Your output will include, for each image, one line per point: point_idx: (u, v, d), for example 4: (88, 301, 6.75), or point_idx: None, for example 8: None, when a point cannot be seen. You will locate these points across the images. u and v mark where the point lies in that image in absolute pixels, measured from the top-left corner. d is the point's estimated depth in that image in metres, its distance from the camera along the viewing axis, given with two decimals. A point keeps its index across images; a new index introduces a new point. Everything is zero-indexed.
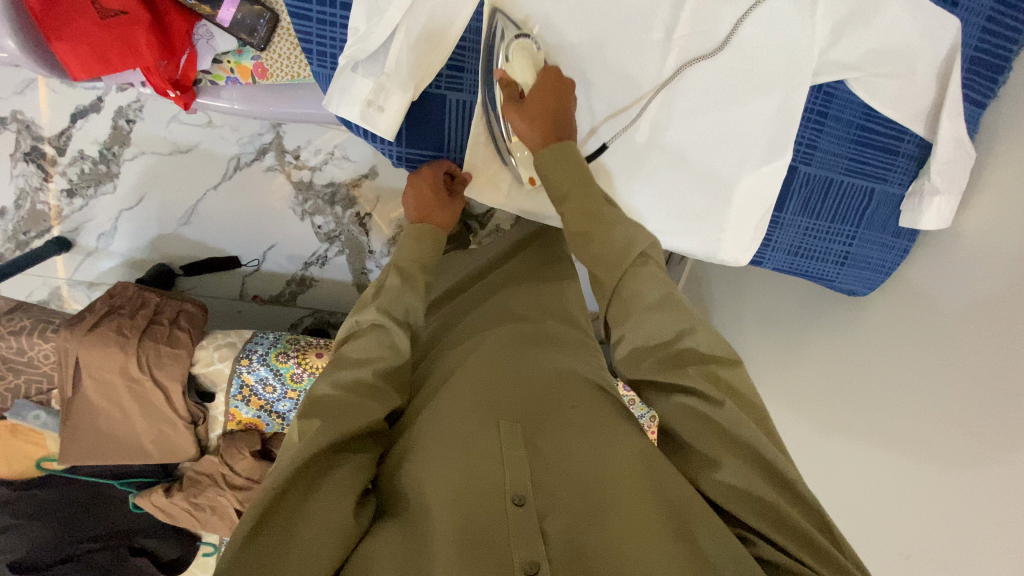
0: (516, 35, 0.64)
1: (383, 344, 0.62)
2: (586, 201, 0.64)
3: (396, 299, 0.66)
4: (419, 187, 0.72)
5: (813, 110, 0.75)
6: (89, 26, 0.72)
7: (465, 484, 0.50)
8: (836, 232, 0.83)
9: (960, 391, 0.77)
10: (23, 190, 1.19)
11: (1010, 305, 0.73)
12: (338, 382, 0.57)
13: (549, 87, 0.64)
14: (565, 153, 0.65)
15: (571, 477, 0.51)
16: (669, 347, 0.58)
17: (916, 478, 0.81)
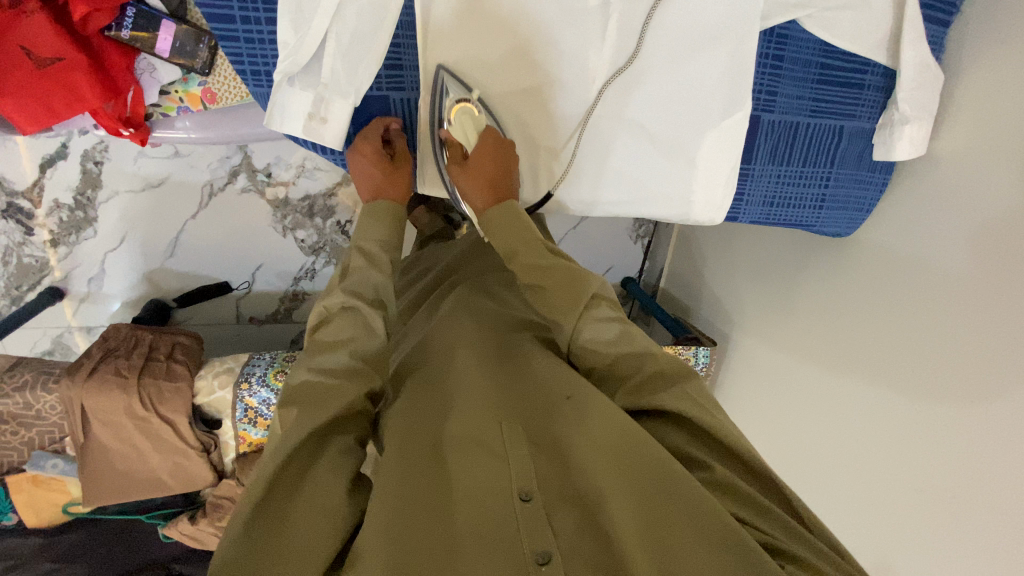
0: (460, 98, 0.67)
1: (358, 326, 0.60)
2: (532, 257, 0.67)
3: (364, 282, 0.65)
4: (361, 161, 0.67)
5: (767, 56, 0.73)
6: (27, 77, 0.70)
7: (471, 484, 0.51)
8: (810, 175, 0.82)
9: (955, 324, 0.78)
10: (8, 247, 1.19)
11: (1004, 233, 0.72)
12: (315, 367, 0.56)
13: (488, 154, 0.69)
14: (511, 213, 0.69)
15: (578, 475, 0.52)
16: (633, 378, 0.60)
17: (925, 414, 0.82)
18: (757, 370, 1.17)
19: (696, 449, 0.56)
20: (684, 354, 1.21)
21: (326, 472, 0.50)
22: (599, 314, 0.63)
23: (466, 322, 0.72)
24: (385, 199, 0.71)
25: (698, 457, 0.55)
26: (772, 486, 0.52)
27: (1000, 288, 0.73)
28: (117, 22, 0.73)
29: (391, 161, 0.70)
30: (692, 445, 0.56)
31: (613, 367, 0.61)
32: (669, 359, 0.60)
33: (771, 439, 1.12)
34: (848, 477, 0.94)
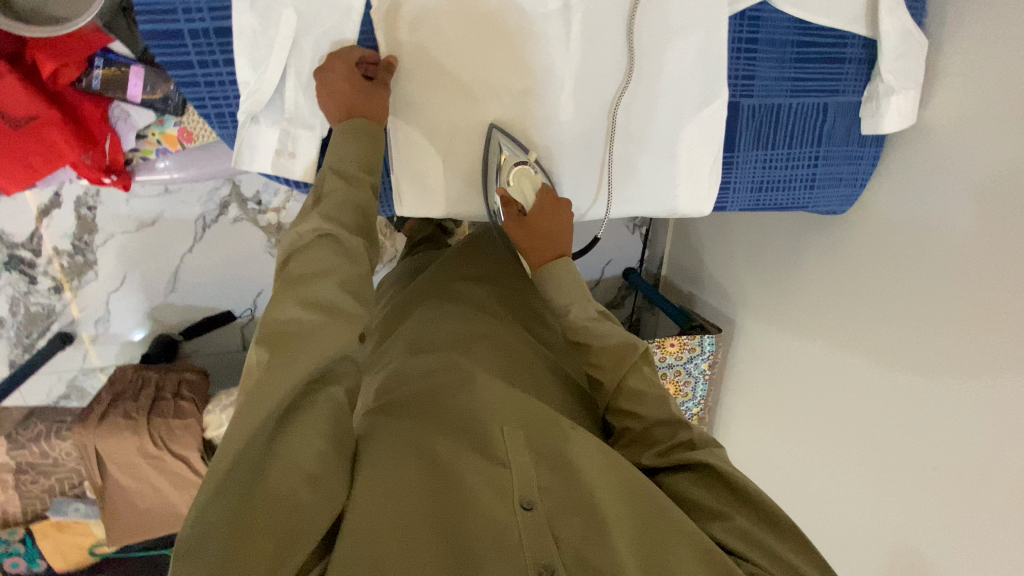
0: (517, 161, 0.68)
1: (339, 255, 0.52)
2: (582, 322, 0.65)
3: (342, 203, 0.55)
4: (332, 75, 0.58)
5: (741, 40, 0.71)
6: (4, 139, 0.71)
7: (468, 486, 0.46)
8: (797, 156, 0.79)
9: (963, 296, 0.76)
10: (15, 298, 1.21)
11: (1003, 204, 0.71)
12: (304, 301, 0.49)
13: (548, 211, 0.68)
14: (568, 273, 0.67)
15: (582, 483, 0.48)
16: (664, 441, 0.58)
17: (937, 391, 0.80)
18: (765, 355, 1.16)
19: (714, 499, 0.53)
20: (689, 344, 1.20)
21: (311, 432, 0.44)
22: (637, 375, 0.60)
23: (466, 322, 0.68)
24: (360, 119, 0.58)
25: (722, 511, 0.52)
26: (790, 534, 0.50)
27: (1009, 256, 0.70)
28: (86, 72, 0.73)
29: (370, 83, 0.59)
30: (716, 500, 0.53)
31: (648, 430, 0.59)
32: (701, 429, 0.58)
33: (784, 424, 1.11)
34: (864, 457, 0.93)
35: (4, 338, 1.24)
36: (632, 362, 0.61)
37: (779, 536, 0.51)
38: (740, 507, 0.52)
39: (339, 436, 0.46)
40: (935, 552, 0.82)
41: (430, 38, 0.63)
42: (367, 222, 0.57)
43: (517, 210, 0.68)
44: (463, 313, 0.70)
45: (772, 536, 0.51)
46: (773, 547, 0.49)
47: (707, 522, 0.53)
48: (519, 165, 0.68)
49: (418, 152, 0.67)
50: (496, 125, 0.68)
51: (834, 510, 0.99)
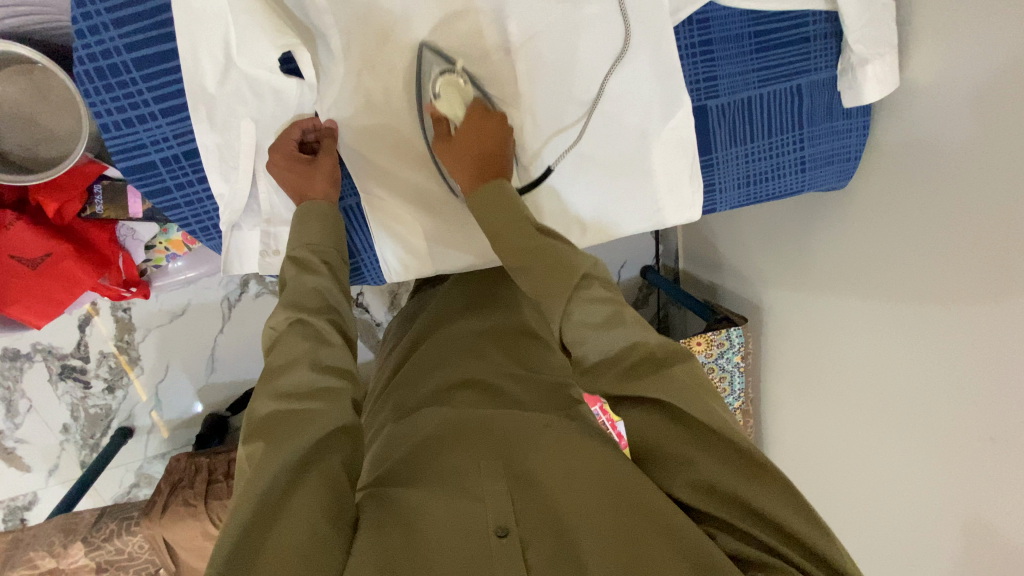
0: (442, 71, 0.62)
1: (309, 339, 0.54)
2: (518, 240, 0.58)
3: (301, 289, 0.57)
4: (275, 165, 0.61)
5: (692, 45, 0.69)
6: (28, 280, 0.77)
7: (444, 521, 0.48)
8: (781, 144, 0.76)
9: (985, 256, 0.71)
10: (74, 404, 1.30)
11: (1006, 155, 0.66)
12: (280, 393, 0.51)
13: (478, 121, 0.61)
14: (497, 194, 0.59)
15: (552, 506, 0.50)
16: (621, 361, 0.52)
17: (974, 357, 0.75)
18: (797, 338, 1.11)
19: (677, 442, 0.51)
20: (717, 339, 1.17)
21: (303, 509, 0.45)
22: (584, 294, 0.55)
23: (451, 363, 0.69)
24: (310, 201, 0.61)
25: (687, 457, 0.50)
26: (757, 470, 0.48)
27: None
28: (88, 202, 0.79)
29: (313, 160, 0.62)
30: (687, 445, 0.51)
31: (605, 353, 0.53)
32: (660, 342, 0.53)
33: (827, 407, 1.06)
34: (914, 435, 0.87)
35: (71, 442, 1.33)
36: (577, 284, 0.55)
37: (746, 471, 0.49)
38: (709, 450, 0.50)
39: (336, 507, 0.47)
40: (1006, 529, 0.75)
41: (385, 113, 0.64)
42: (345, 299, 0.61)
43: (446, 130, 0.62)
44: (444, 352, 0.72)
45: (741, 477, 0.49)
46: (734, 493, 0.48)
47: (673, 469, 0.51)
48: (445, 75, 0.61)
49: (394, 221, 0.69)
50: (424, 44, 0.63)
51: (893, 491, 0.93)
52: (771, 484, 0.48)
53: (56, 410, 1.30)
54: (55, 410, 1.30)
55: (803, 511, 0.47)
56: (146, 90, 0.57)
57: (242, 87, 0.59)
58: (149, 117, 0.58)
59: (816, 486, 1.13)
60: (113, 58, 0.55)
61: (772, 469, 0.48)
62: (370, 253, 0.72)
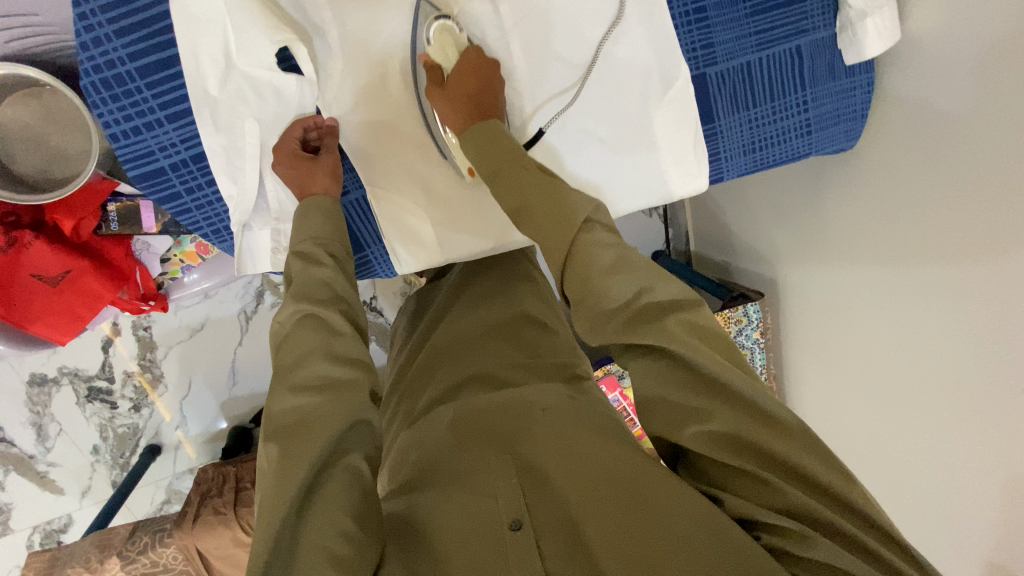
0: (436, 18, 0.62)
1: (321, 330, 0.54)
2: (513, 176, 0.57)
3: (309, 280, 0.57)
4: (280, 164, 0.62)
5: (687, 12, 0.68)
6: (50, 298, 0.78)
7: (459, 521, 0.48)
8: (785, 106, 0.75)
9: (1001, 202, 0.69)
10: (102, 424, 1.33)
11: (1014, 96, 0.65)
12: (296, 390, 0.51)
13: (471, 70, 0.61)
14: (489, 133, 0.60)
15: (564, 496, 0.50)
16: (626, 311, 0.50)
17: (998, 309, 0.73)
18: (816, 308, 1.09)
19: (688, 397, 0.48)
20: (734, 316, 1.15)
21: (328, 510, 0.45)
22: (590, 238, 0.54)
23: (458, 360, 0.70)
24: (312, 197, 0.61)
25: (698, 410, 0.48)
26: (772, 420, 0.47)
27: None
28: (104, 219, 0.81)
29: (316, 158, 0.62)
30: (694, 397, 0.48)
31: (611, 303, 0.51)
32: (665, 290, 0.51)
33: (852, 376, 1.04)
34: (943, 395, 0.85)
35: (102, 462, 1.35)
36: (579, 227, 0.54)
37: (761, 421, 0.47)
38: (717, 400, 0.48)
39: (365, 512, 0.47)
40: None
41: (385, 104, 0.65)
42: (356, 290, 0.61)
43: (439, 78, 0.62)
44: (453, 351, 0.72)
45: (757, 427, 0.46)
46: (752, 443, 0.46)
47: (684, 424, 0.48)
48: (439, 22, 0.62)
49: (402, 211, 0.69)
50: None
51: (927, 456, 0.91)
52: (784, 430, 0.46)
53: (85, 431, 1.32)
54: (84, 432, 1.32)
55: (820, 454, 0.45)
56: (151, 98, 0.58)
57: (244, 87, 0.59)
58: (156, 124, 0.59)
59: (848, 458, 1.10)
60: (118, 68, 0.56)
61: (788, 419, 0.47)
62: (380, 246, 0.72)
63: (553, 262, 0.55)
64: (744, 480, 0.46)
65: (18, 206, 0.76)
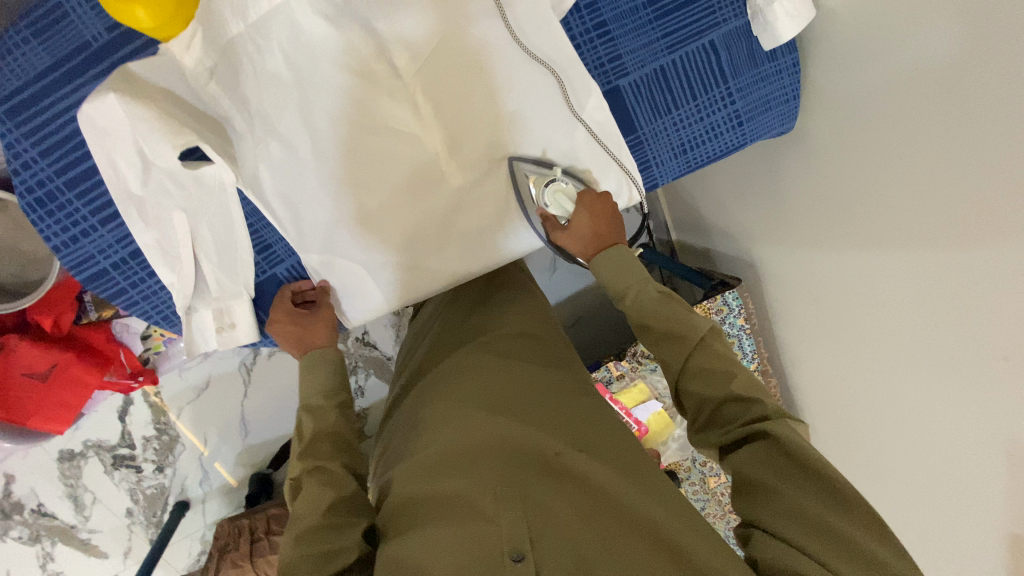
0: (548, 179, 0.69)
1: (328, 484, 0.55)
2: (639, 302, 0.65)
3: (315, 441, 0.59)
4: (279, 324, 0.67)
5: (588, 31, 0.67)
6: (41, 392, 0.82)
7: (466, 550, 0.47)
8: (709, 103, 0.74)
9: (959, 160, 0.67)
10: (132, 488, 1.39)
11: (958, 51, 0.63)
12: (302, 532, 0.52)
13: (599, 211, 0.69)
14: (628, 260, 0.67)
15: (569, 535, 0.49)
16: (737, 417, 0.57)
17: (969, 273, 0.70)
18: (793, 287, 1.07)
19: (767, 476, 0.52)
20: (715, 307, 1.15)
21: None
22: (708, 348, 0.61)
23: (452, 378, 0.68)
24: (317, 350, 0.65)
25: (774, 485, 0.51)
26: (848, 504, 0.49)
27: (987, 94, 0.61)
28: (82, 309, 0.86)
29: (313, 311, 0.68)
30: (779, 481, 0.51)
31: (718, 409, 0.59)
32: (773, 404, 0.57)
33: (835, 352, 1.02)
34: (924, 368, 0.82)
35: (138, 523, 1.42)
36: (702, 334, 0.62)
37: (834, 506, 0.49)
38: (803, 487, 0.50)
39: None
40: None
41: None
42: (309, 377, 0.63)
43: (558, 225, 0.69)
44: (451, 367, 0.70)
45: (828, 509, 0.49)
46: (821, 519, 0.48)
47: (763, 506, 0.52)
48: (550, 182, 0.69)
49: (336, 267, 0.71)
50: (514, 155, 0.70)
51: (918, 429, 0.88)
52: (860, 517, 0.48)
53: (118, 496, 1.39)
54: (117, 497, 1.39)
55: (885, 538, 0.47)
56: (82, 207, 0.61)
57: (165, 182, 0.61)
58: (91, 230, 0.62)
59: (844, 435, 1.08)
60: (48, 186, 0.60)
61: (863, 503, 0.48)
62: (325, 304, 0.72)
63: (670, 371, 0.63)
64: (789, 547, 0.48)
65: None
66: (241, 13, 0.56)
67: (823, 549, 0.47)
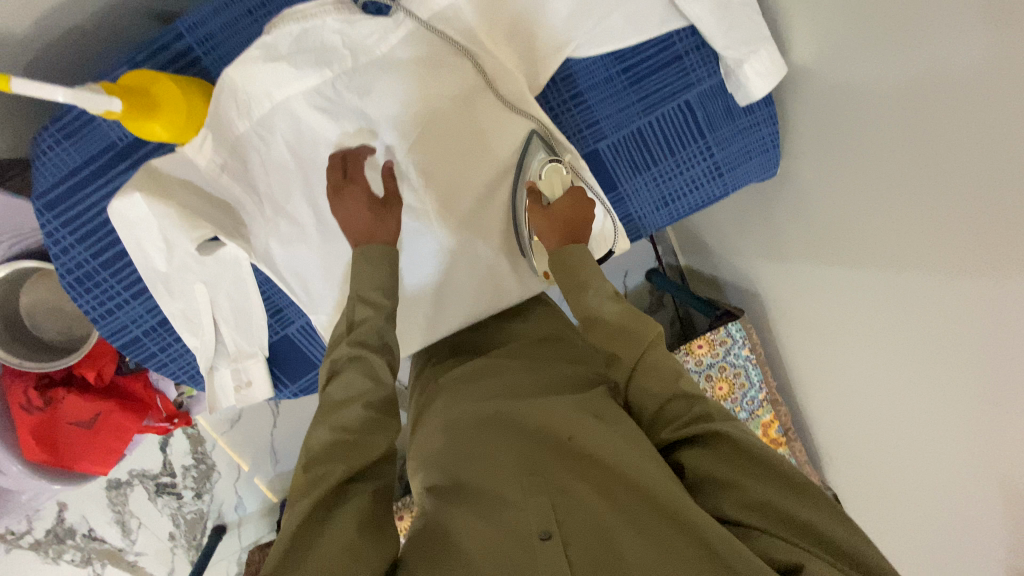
0: (549, 158, 0.68)
1: (369, 378, 0.53)
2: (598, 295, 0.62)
3: (366, 330, 0.56)
4: (343, 192, 0.62)
5: (564, 101, 0.73)
6: (87, 438, 0.90)
7: (482, 534, 0.46)
8: (689, 157, 0.77)
9: (932, 209, 0.68)
10: (173, 513, 1.49)
11: (922, 107, 0.65)
12: (336, 424, 0.49)
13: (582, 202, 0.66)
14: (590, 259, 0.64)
15: (590, 516, 0.48)
16: (683, 416, 0.55)
17: (948, 318, 0.71)
18: (792, 319, 1.09)
19: (730, 472, 0.50)
20: (718, 338, 1.17)
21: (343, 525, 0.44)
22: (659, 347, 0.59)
23: (460, 375, 0.68)
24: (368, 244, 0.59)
25: (736, 483, 0.49)
26: (808, 497, 0.48)
27: (956, 152, 0.63)
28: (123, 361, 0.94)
29: (386, 210, 0.62)
30: (737, 477, 0.50)
31: (663, 410, 0.56)
32: (714, 403, 0.56)
33: (836, 384, 1.02)
34: (917, 405, 0.83)
35: (180, 546, 1.52)
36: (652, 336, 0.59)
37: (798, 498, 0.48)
38: (757, 480, 0.49)
39: (376, 528, 0.46)
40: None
41: None
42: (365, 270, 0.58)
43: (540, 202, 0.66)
44: (459, 369, 0.70)
45: (789, 499, 0.48)
46: (781, 511, 0.47)
47: (722, 500, 0.50)
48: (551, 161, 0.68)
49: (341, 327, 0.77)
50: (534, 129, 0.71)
51: (918, 464, 0.88)
52: (821, 506, 0.47)
53: (161, 521, 1.49)
54: (160, 521, 1.49)
55: (851, 527, 0.46)
56: (117, 284, 0.69)
57: (188, 261, 0.68)
58: (125, 303, 0.70)
59: (851, 465, 1.08)
60: (87, 267, 0.68)
61: (822, 496, 0.48)
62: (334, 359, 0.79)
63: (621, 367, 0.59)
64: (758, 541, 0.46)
65: (27, 370, 0.85)
66: (247, 112, 0.64)
67: (778, 545, 0.45)
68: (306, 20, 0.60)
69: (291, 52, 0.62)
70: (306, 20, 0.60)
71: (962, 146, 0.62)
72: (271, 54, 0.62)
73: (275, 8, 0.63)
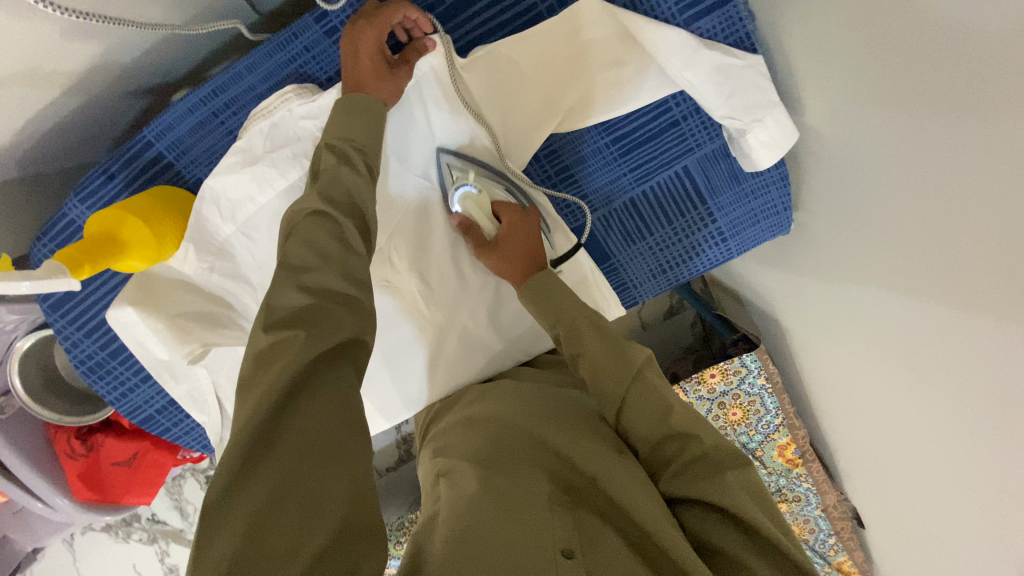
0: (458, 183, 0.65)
1: (335, 238, 0.48)
2: (584, 323, 0.63)
3: (337, 181, 0.50)
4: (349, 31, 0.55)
5: (552, 175, 0.71)
6: (129, 475, 0.99)
7: (513, 545, 0.50)
8: (688, 224, 0.73)
9: (928, 309, 0.61)
10: None
11: (927, 203, 0.57)
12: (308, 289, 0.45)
13: (518, 227, 0.65)
14: (547, 282, 0.65)
15: (606, 553, 0.52)
16: (680, 459, 0.56)
17: (943, 420, 0.66)
18: (808, 352, 1.04)
19: (736, 540, 0.51)
20: (732, 367, 1.13)
21: (315, 413, 0.40)
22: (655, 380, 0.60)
23: (495, 394, 0.70)
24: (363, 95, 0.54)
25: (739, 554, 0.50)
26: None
27: (957, 260, 0.55)
28: None
29: (390, 67, 0.57)
30: (739, 539, 0.51)
31: (659, 450, 0.58)
32: (714, 440, 0.56)
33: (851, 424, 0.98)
34: (912, 482, 0.78)
35: None
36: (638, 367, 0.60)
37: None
38: (750, 542, 0.51)
39: (348, 410, 0.42)
40: None
41: None
42: (342, 120, 0.53)
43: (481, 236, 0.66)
44: (493, 387, 0.72)
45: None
46: None
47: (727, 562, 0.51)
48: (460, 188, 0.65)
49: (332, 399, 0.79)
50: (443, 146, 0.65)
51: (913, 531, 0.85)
52: None
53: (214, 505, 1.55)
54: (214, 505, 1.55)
55: None
56: (127, 371, 0.74)
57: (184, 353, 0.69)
58: (136, 386, 0.75)
59: (868, 498, 1.05)
60: (96, 358, 0.72)
61: None
62: None
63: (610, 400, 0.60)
64: None
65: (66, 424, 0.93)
66: (230, 216, 0.64)
67: None
68: (271, 114, 0.60)
69: (266, 150, 0.62)
70: (272, 114, 0.60)
71: (964, 255, 0.55)
72: (248, 157, 0.61)
73: (243, 109, 0.62)
